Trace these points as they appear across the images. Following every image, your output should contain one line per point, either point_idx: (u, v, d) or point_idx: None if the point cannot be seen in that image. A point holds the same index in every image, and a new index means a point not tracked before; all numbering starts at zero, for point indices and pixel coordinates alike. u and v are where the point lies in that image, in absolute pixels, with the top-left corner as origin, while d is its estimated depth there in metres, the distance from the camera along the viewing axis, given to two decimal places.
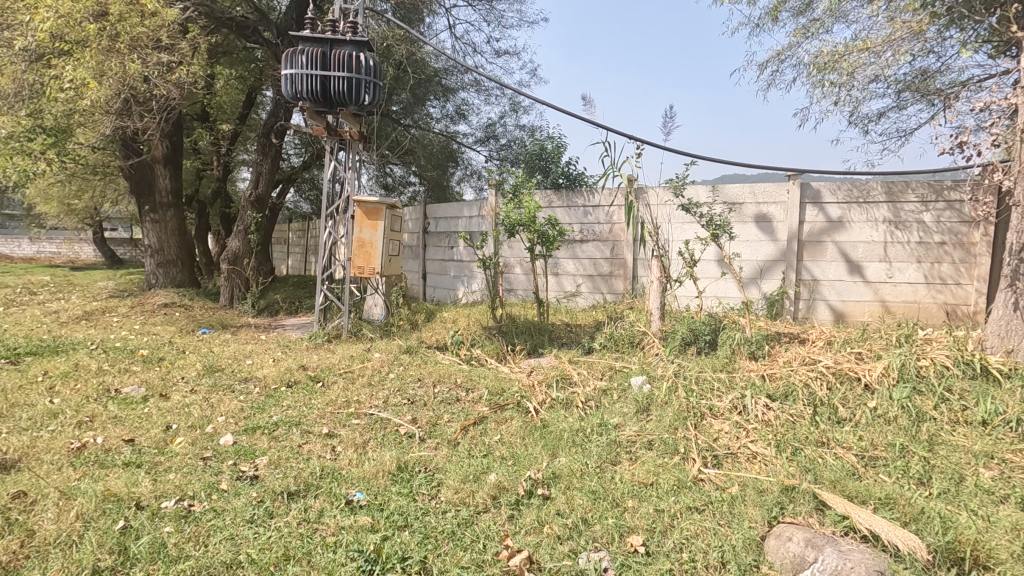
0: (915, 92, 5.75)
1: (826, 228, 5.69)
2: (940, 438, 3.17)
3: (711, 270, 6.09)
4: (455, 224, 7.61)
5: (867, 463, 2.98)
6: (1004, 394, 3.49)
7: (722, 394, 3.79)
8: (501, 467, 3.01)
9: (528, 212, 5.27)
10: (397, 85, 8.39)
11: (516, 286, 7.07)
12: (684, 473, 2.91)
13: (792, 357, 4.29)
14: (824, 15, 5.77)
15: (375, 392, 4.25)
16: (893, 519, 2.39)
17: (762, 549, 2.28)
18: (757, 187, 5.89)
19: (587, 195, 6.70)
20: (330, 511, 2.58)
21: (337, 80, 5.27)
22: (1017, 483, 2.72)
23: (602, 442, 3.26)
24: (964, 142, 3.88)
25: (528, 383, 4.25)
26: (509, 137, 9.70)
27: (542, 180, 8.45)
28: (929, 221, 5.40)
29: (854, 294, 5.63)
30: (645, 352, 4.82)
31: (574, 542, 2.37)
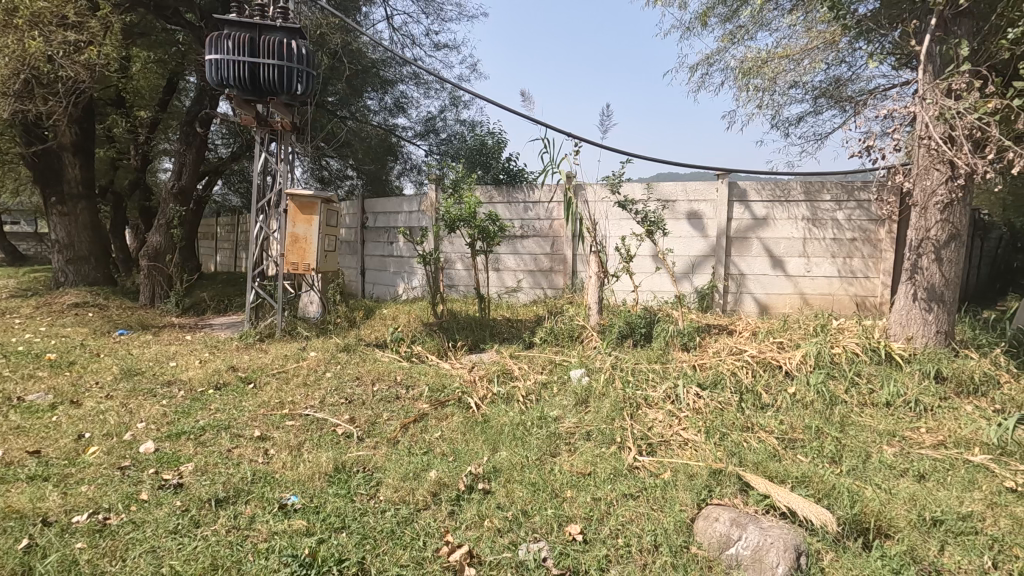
0: (829, 98, 6.18)
1: (751, 225, 6.01)
2: (850, 420, 3.44)
3: (646, 265, 6.29)
4: (395, 219, 7.48)
5: (786, 444, 3.17)
6: (905, 377, 3.83)
7: (657, 384, 3.94)
8: (442, 463, 3.00)
9: (469, 208, 5.25)
10: (332, 75, 8.10)
11: (457, 281, 7.04)
12: (620, 461, 3.00)
13: (720, 348, 4.52)
14: (749, 22, 6.09)
15: (311, 392, 4.12)
16: (809, 496, 2.57)
17: (691, 531, 2.39)
18: (688, 185, 6.12)
19: (527, 191, 6.75)
20: (262, 516, 2.49)
21: (267, 68, 5.04)
22: (915, 458, 2.99)
23: (542, 435, 3.31)
24: (871, 146, 4.19)
25: (469, 379, 4.25)
26: (449, 132, 9.65)
27: (482, 176, 8.44)
28: (842, 218, 5.82)
29: (776, 287, 6.00)
30: (584, 345, 4.94)
31: (514, 534, 2.41)
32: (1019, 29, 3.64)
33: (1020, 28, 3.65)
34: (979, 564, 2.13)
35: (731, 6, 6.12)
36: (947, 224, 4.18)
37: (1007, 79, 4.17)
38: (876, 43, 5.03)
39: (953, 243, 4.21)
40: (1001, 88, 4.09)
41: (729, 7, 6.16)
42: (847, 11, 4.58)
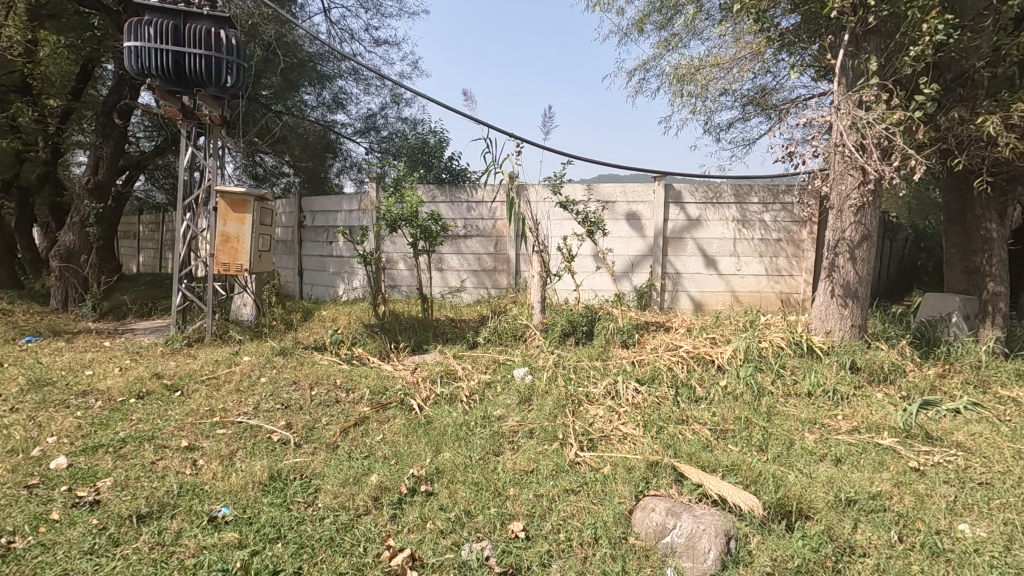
0: (756, 106, 6.52)
1: (686, 226, 6.26)
2: (776, 409, 3.65)
3: (587, 264, 6.43)
4: (333, 218, 7.28)
5: (718, 436, 3.33)
6: (824, 368, 4.11)
7: (597, 380, 4.04)
8: (383, 466, 2.95)
9: (410, 207, 5.18)
10: (266, 68, 7.77)
11: (399, 282, 6.93)
12: (562, 457, 3.05)
13: (657, 344, 4.67)
14: (682, 30, 6.34)
15: (244, 398, 3.94)
16: (738, 483, 2.70)
17: (629, 522, 2.46)
18: (627, 186, 6.29)
19: (469, 190, 6.72)
20: (190, 531, 2.36)
21: (192, 58, 4.78)
22: (833, 443, 3.21)
23: (485, 434, 3.31)
24: (792, 152, 4.47)
25: (412, 380, 4.20)
26: (390, 129, 9.48)
27: (424, 175, 8.35)
28: (769, 220, 6.16)
29: (709, 285, 6.28)
30: (527, 344, 4.98)
31: (456, 535, 2.40)
32: (919, 47, 3.98)
33: (920, 46, 3.99)
34: (887, 539, 2.32)
35: (666, 14, 6.36)
36: (860, 225, 4.50)
37: (909, 92, 4.55)
38: (798, 55, 5.36)
39: (865, 243, 4.54)
40: (905, 101, 4.45)
41: (663, 15, 6.39)
42: (770, 24, 4.85)
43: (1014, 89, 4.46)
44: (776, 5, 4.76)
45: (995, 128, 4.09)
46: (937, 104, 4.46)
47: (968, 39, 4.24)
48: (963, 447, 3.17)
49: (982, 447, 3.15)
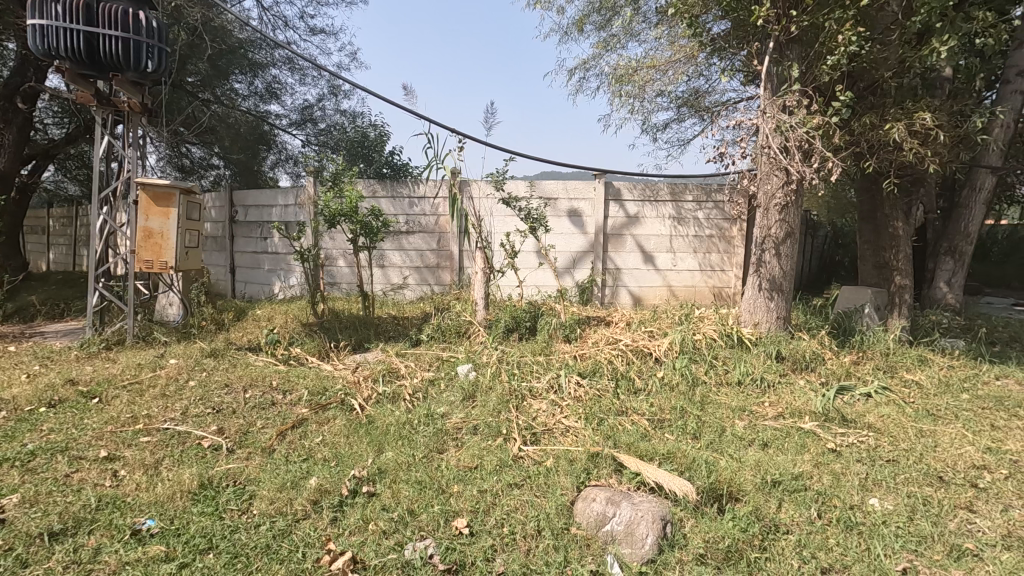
0: (690, 108, 6.79)
1: (625, 223, 6.43)
2: (709, 398, 3.83)
3: (530, 261, 6.49)
4: (268, 213, 6.99)
5: (656, 425, 3.45)
6: (753, 358, 4.34)
7: (541, 375, 4.09)
8: (323, 469, 2.87)
9: (350, 202, 5.04)
10: (192, 53, 7.33)
11: (339, 279, 6.75)
12: (506, 452, 3.07)
13: (599, 338, 4.79)
14: (620, 32, 6.49)
15: (171, 403, 3.73)
16: (674, 470, 2.82)
17: (571, 513, 2.52)
18: (568, 184, 6.39)
19: (411, 185, 6.61)
20: (110, 546, 2.22)
21: (107, 40, 4.44)
22: (760, 428, 3.40)
23: (429, 432, 3.28)
24: (723, 153, 4.69)
25: (353, 380, 4.10)
26: (328, 122, 9.17)
27: (365, 169, 8.12)
28: (702, 217, 6.43)
29: (648, 281, 6.49)
30: (470, 340, 4.97)
31: (399, 535, 2.37)
32: (836, 56, 4.27)
33: (836, 56, 4.27)
34: (808, 516, 2.49)
35: (605, 16, 6.49)
36: (785, 223, 4.78)
37: (827, 98, 4.87)
38: (728, 60, 5.60)
39: (789, 240, 4.83)
40: (823, 106, 4.76)
41: (602, 16, 6.52)
42: (702, 30, 5.04)
43: (916, 98, 4.87)
44: (708, 12, 4.95)
45: (900, 134, 4.46)
46: (851, 110, 4.81)
47: (879, 51, 4.57)
48: (874, 427, 3.45)
49: (890, 427, 3.43)
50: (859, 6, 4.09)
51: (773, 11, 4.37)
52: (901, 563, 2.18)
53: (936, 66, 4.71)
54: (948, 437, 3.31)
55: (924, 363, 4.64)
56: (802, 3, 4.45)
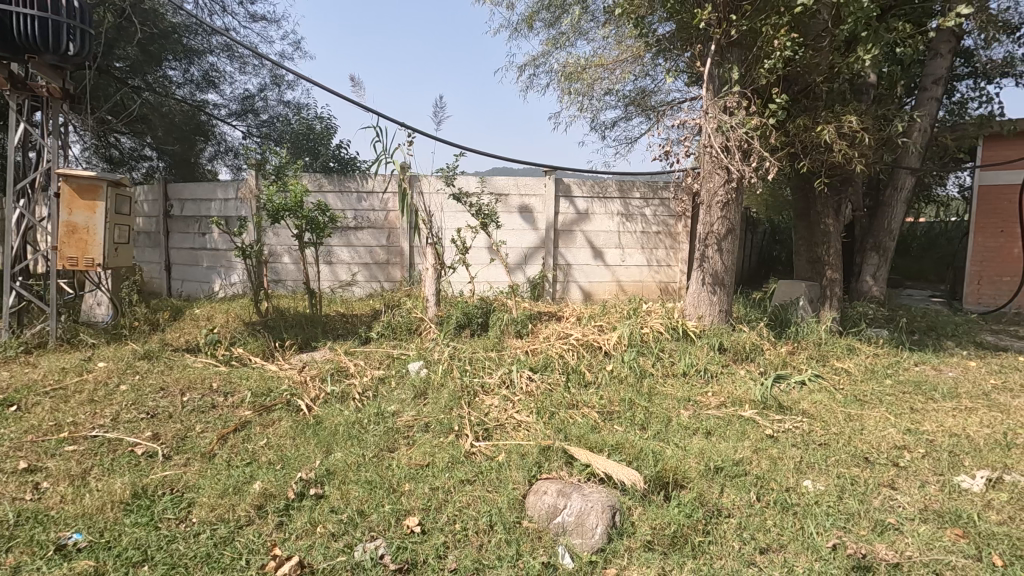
0: (637, 107, 6.95)
1: (575, 219, 6.52)
2: (656, 390, 3.94)
3: (481, 256, 6.48)
4: (206, 207, 6.67)
5: (605, 417, 3.52)
6: (697, 350, 4.50)
7: (493, 370, 4.10)
8: (268, 472, 2.77)
9: (294, 196, 4.86)
10: (119, 37, 6.85)
11: (284, 276, 6.53)
12: (457, 449, 3.06)
13: (549, 333, 4.84)
14: (569, 30, 6.56)
15: (100, 409, 3.50)
16: (622, 461, 2.89)
17: (523, 506, 2.54)
18: (519, 180, 6.41)
19: (359, 179, 6.46)
20: (32, 564, 2.07)
21: (22, 19, 4.11)
22: (704, 417, 3.53)
23: (379, 431, 3.23)
24: (668, 151, 4.83)
25: (299, 380, 3.97)
26: (271, 113, 8.86)
27: (310, 163, 7.87)
28: (649, 214, 6.61)
29: (597, 276, 6.61)
30: (421, 337, 4.92)
31: (348, 536, 2.33)
32: (772, 60, 4.47)
33: (772, 60, 4.47)
34: (747, 500, 2.61)
35: (554, 13, 6.53)
36: (726, 220, 4.97)
37: (765, 100, 5.09)
38: (672, 61, 5.75)
39: (730, 236, 5.03)
40: (761, 108, 4.97)
41: (551, 14, 6.57)
42: (648, 30, 5.15)
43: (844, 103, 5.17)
44: (653, 13, 5.06)
45: (830, 137, 4.72)
46: (786, 112, 5.05)
47: (811, 56, 4.82)
48: (807, 413, 3.65)
49: (822, 413, 3.64)
50: (793, 13, 4.29)
51: (714, 14, 4.53)
52: (831, 540, 2.32)
53: (862, 73, 5.02)
54: (873, 420, 3.54)
55: (852, 352, 4.94)
56: (741, 7, 4.63)
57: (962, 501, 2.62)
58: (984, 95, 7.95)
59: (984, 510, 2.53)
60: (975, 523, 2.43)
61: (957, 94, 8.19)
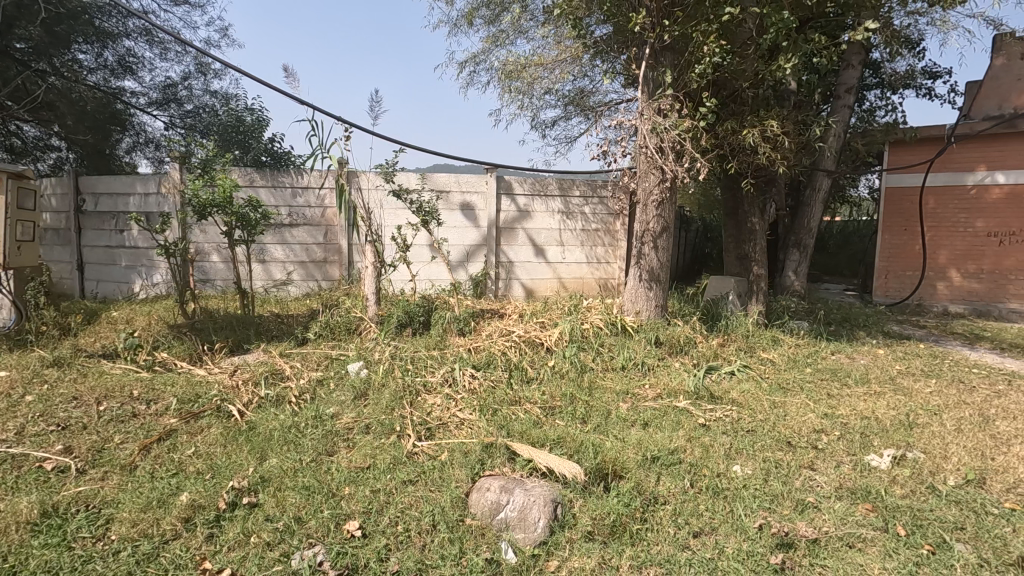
0: (576, 106, 7.07)
1: (517, 217, 6.56)
2: (596, 383, 4.04)
3: (422, 254, 6.40)
4: (124, 202, 6.23)
5: (547, 413, 3.57)
6: (635, 344, 4.64)
7: (435, 369, 4.06)
8: (197, 483, 2.63)
9: (223, 191, 4.61)
10: (20, 15, 6.34)
11: (213, 275, 6.20)
12: (400, 449, 3.01)
13: (492, 330, 4.85)
14: (509, 28, 6.59)
15: (2, 422, 3.20)
16: (563, 455, 2.94)
17: (466, 504, 2.54)
18: (460, 177, 6.37)
19: (294, 175, 6.22)
20: None
21: None
22: (642, 409, 3.65)
23: (317, 435, 3.14)
24: (605, 151, 4.95)
25: (230, 384, 3.78)
26: (196, 103, 8.39)
27: (240, 157, 7.49)
28: (589, 212, 6.75)
29: (539, 273, 6.69)
30: (361, 337, 4.80)
31: (285, 545, 2.25)
32: (702, 65, 4.66)
33: (703, 65, 4.67)
34: (682, 486, 2.72)
35: (494, 11, 6.54)
36: (661, 218, 5.15)
37: (696, 103, 5.31)
38: (610, 63, 5.88)
39: (665, 234, 5.21)
40: (693, 111, 5.18)
41: (491, 11, 6.57)
42: (586, 31, 5.24)
43: (768, 108, 5.47)
44: (591, 15, 5.16)
45: (755, 139, 4.99)
46: (716, 115, 5.30)
47: (739, 62, 5.06)
48: (736, 402, 3.85)
49: (749, 401, 3.85)
50: (721, 20, 4.48)
51: (649, 19, 4.68)
52: (758, 520, 2.46)
53: (784, 80, 5.32)
54: (794, 406, 3.78)
55: (776, 343, 5.25)
56: (673, 13, 4.81)
57: (871, 478, 2.84)
58: (890, 104, 8.65)
59: (890, 486, 2.76)
60: (883, 497, 2.65)
61: (867, 103, 8.86)
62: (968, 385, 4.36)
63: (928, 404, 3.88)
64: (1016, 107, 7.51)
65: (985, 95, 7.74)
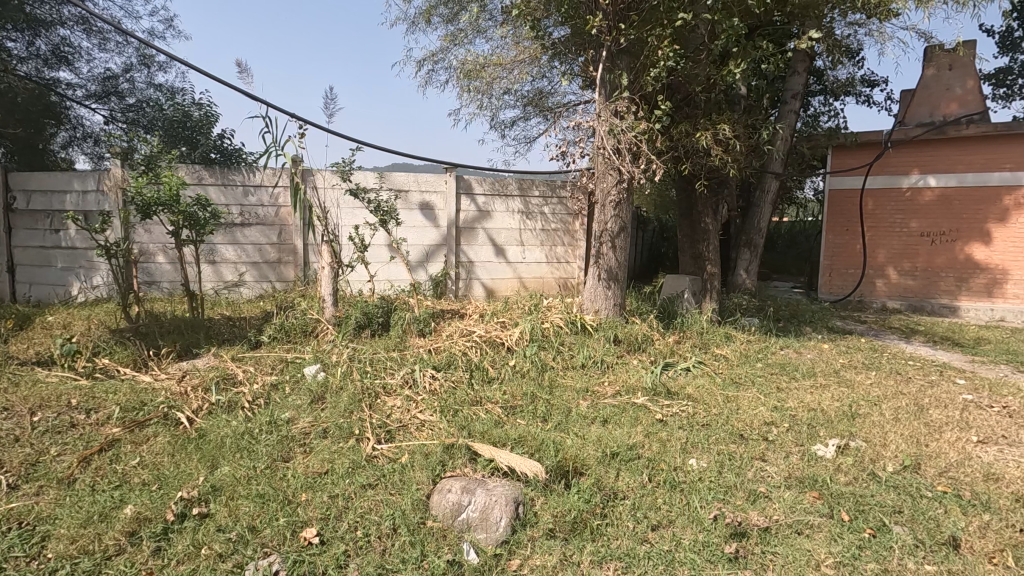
0: (535, 107, 7.11)
1: (477, 217, 6.54)
2: (556, 382, 4.07)
3: (381, 254, 6.31)
4: (60, 200, 5.88)
5: (508, 412, 3.58)
6: (594, 342, 4.71)
7: (395, 370, 4.01)
8: (142, 495, 2.51)
9: (169, 190, 4.40)
10: None
11: (159, 277, 5.93)
12: (358, 453, 2.96)
13: (453, 331, 4.82)
14: (467, 27, 6.57)
15: None
16: (525, 453, 2.96)
17: (427, 506, 2.51)
18: (419, 176, 6.31)
19: (245, 172, 6.02)
20: None
21: None
22: (601, 406, 3.71)
23: (272, 441, 3.04)
24: (564, 152, 5.00)
25: (179, 390, 3.62)
26: (139, 96, 8.00)
27: (187, 154, 7.19)
28: (548, 212, 6.80)
29: (499, 273, 6.69)
30: (318, 339, 4.69)
31: (238, 556, 2.18)
32: (657, 69, 4.76)
33: (657, 69, 4.77)
34: (640, 481, 2.78)
35: (452, 9, 6.51)
36: (619, 219, 5.23)
37: (652, 106, 5.42)
38: (568, 65, 5.94)
39: (623, 234, 5.30)
40: (648, 113, 5.29)
41: (449, 9, 6.54)
42: (544, 33, 5.28)
43: (720, 111, 5.65)
44: (549, 16, 5.20)
45: (707, 142, 5.15)
46: (670, 118, 5.43)
47: (692, 67, 5.20)
48: (691, 397, 3.96)
49: (703, 396, 3.97)
50: (675, 26, 4.59)
51: (605, 22, 4.76)
52: (712, 511, 2.53)
53: (735, 85, 5.50)
54: (746, 400, 3.92)
55: (729, 339, 5.42)
56: (629, 17, 4.89)
57: (817, 467, 2.98)
58: (832, 110, 9.07)
59: (835, 474, 2.89)
60: (828, 485, 2.78)
61: (812, 109, 9.27)
62: (904, 377, 4.62)
63: (869, 395, 4.09)
64: (945, 115, 8.02)
65: (918, 103, 8.22)
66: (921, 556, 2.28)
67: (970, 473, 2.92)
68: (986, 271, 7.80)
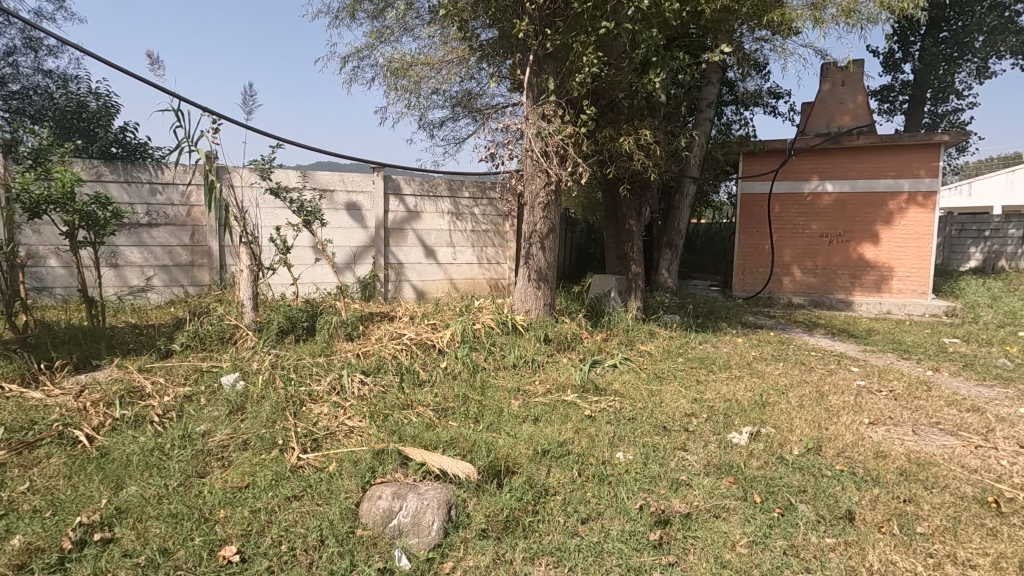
0: (464, 108, 7.11)
1: (406, 217, 6.44)
2: (488, 383, 4.08)
3: (305, 256, 6.08)
4: None
5: (440, 414, 3.55)
6: (525, 341, 4.78)
7: (321, 377, 3.87)
8: (33, 523, 2.27)
9: (62, 186, 4.01)
10: None
11: (51, 282, 5.40)
12: (283, 464, 2.83)
13: (382, 334, 4.72)
14: (394, 25, 6.47)
15: None
16: (457, 455, 2.95)
17: (357, 514, 2.44)
18: (345, 176, 6.13)
19: (152, 169, 5.59)
20: None
21: None
22: (533, 405, 3.76)
23: (186, 455, 2.85)
24: (493, 154, 5.03)
25: (76, 406, 3.30)
26: (24, 83, 7.27)
27: (84, 148, 6.59)
28: (478, 213, 6.82)
29: (430, 274, 6.62)
30: (237, 346, 4.44)
31: None
32: (583, 74, 4.89)
33: (583, 75, 4.90)
34: (571, 476, 2.84)
35: (377, 6, 6.40)
36: (548, 220, 5.33)
37: (577, 110, 5.56)
38: (496, 67, 5.99)
39: (551, 235, 5.40)
40: (574, 117, 5.42)
41: (375, 6, 6.42)
42: (472, 34, 5.29)
43: (642, 118, 5.89)
44: (476, 18, 5.21)
45: (630, 146, 5.36)
46: (595, 123, 5.60)
47: (615, 74, 5.38)
48: (618, 393, 4.11)
49: (630, 391, 4.13)
50: (598, 33, 4.73)
51: (532, 27, 4.84)
52: (638, 501, 2.64)
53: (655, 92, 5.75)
54: (669, 393, 4.11)
55: (652, 335, 5.66)
56: (554, 23, 5.00)
57: (732, 453, 3.17)
58: (742, 119, 9.70)
59: (748, 459, 3.10)
60: (742, 470, 2.97)
61: (724, 117, 9.86)
62: (807, 366, 5.03)
63: (777, 384, 4.42)
64: (839, 126, 8.79)
65: (817, 114, 8.97)
66: (822, 530, 2.49)
67: (863, 452, 3.22)
68: (875, 269, 8.64)
